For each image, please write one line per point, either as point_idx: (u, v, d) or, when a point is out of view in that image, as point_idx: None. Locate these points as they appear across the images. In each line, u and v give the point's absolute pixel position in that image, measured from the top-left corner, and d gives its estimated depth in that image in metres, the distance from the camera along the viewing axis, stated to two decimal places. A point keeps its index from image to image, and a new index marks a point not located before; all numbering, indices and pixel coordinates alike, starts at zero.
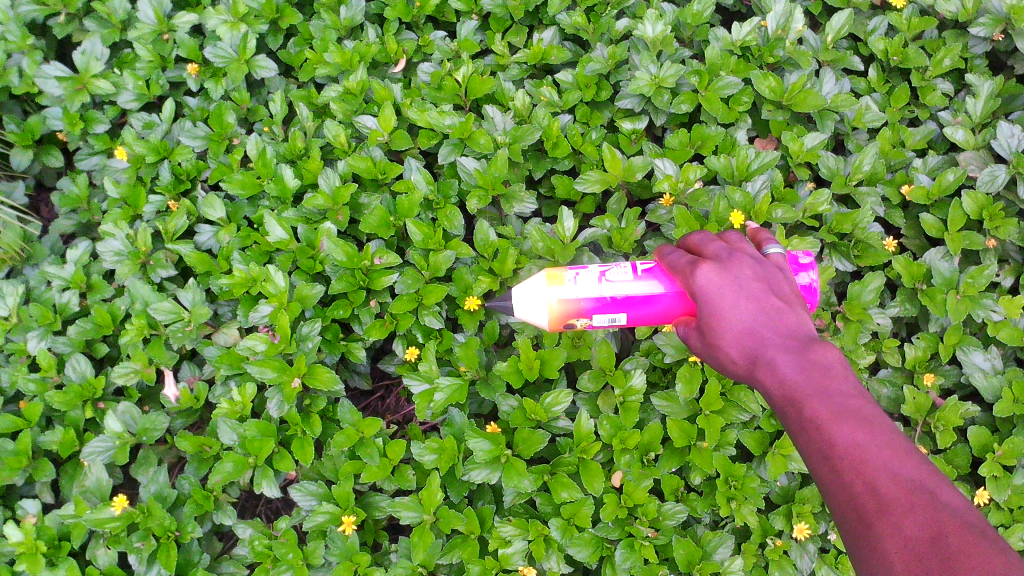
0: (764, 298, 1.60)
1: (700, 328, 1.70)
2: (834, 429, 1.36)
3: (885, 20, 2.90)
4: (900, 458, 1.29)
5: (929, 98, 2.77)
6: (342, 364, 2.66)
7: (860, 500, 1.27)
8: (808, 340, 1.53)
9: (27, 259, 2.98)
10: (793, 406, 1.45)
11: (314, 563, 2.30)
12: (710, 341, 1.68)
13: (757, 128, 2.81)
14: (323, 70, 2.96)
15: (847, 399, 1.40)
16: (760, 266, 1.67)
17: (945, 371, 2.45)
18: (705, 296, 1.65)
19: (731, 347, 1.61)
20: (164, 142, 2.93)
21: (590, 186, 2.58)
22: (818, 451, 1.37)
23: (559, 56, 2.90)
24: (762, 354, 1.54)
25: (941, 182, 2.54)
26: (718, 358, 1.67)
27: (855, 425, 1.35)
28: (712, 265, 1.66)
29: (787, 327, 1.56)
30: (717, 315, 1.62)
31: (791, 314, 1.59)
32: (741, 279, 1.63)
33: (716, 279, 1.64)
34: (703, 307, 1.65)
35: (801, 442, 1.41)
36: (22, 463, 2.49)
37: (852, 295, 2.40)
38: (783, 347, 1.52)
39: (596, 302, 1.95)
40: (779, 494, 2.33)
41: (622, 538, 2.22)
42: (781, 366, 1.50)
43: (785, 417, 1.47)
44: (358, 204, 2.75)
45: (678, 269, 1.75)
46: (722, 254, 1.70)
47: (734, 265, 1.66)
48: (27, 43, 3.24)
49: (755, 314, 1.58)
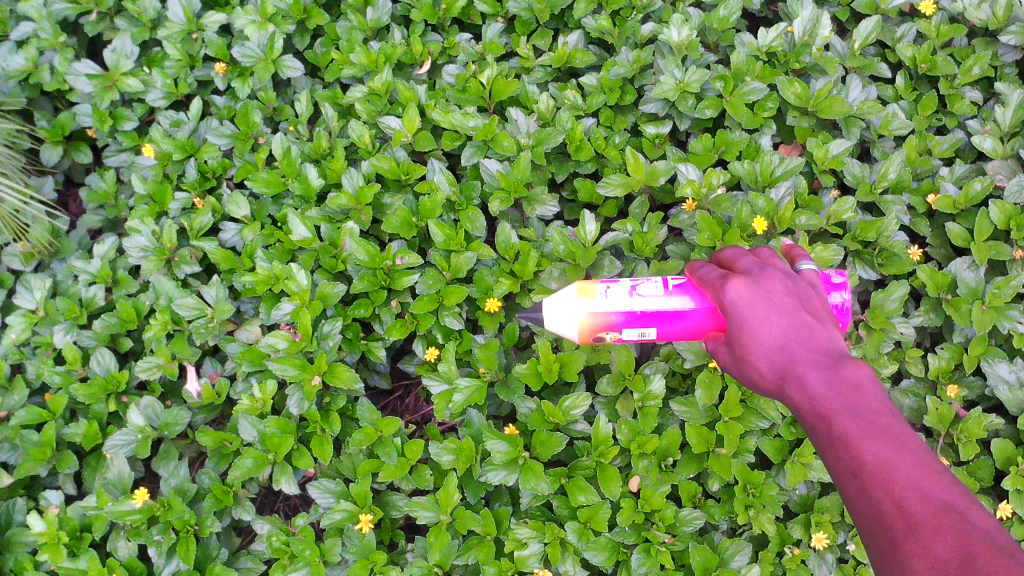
0: (796, 314, 1.59)
1: (730, 342, 1.69)
2: (863, 446, 1.34)
3: (914, 27, 2.88)
4: (930, 476, 1.27)
5: (957, 106, 2.76)
6: (362, 364, 2.67)
7: (887, 517, 1.25)
8: (838, 357, 1.52)
9: (55, 254, 3.02)
10: (821, 422, 1.44)
11: (330, 560, 2.31)
12: (739, 355, 1.67)
13: (782, 134, 2.79)
14: (349, 71, 2.98)
15: (877, 417, 1.38)
16: (792, 282, 1.66)
17: (969, 382, 2.41)
18: (736, 310, 1.64)
19: (759, 362, 1.60)
20: (191, 140, 2.96)
21: (612, 190, 2.58)
22: (846, 468, 1.35)
23: (584, 59, 2.89)
24: (791, 369, 1.53)
25: (968, 192, 2.51)
26: (746, 372, 1.66)
27: (885, 443, 1.33)
28: (743, 280, 1.66)
29: (819, 343, 1.55)
30: (747, 329, 1.61)
31: (822, 331, 1.58)
32: (772, 294, 1.62)
33: (746, 293, 1.64)
34: (733, 321, 1.65)
35: (829, 458, 1.40)
36: (46, 455, 2.53)
37: (876, 304, 2.38)
38: (812, 362, 1.51)
39: (626, 315, 1.93)
40: (798, 504, 2.31)
41: (639, 543, 2.21)
42: (811, 382, 1.49)
43: (813, 432, 1.46)
44: (381, 204, 2.76)
45: (709, 283, 1.75)
46: (753, 268, 1.70)
47: (766, 280, 1.65)
48: (58, 41, 3.29)
49: (786, 329, 1.57)
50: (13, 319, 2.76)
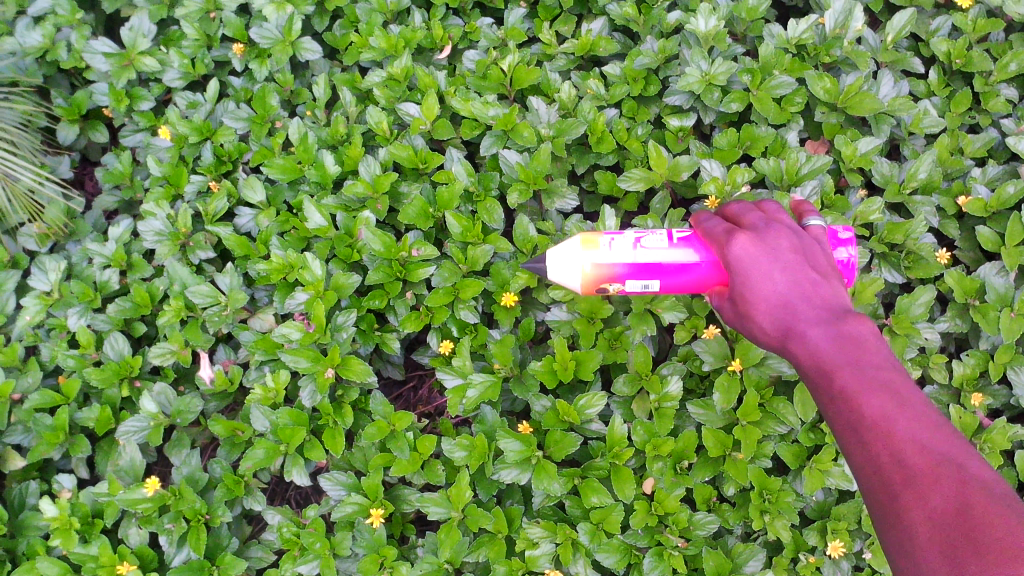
0: (800, 268, 1.55)
1: (733, 296, 1.65)
2: (864, 401, 1.31)
3: (949, 20, 2.80)
4: (930, 430, 1.25)
5: (992, 104, 2.68)
6: (376, 354, 2.65)
7: (888, 473, 1.23)
8: (841, 311, 1.48)
9: (70, 235, 3.01)
10: (823, 377, 1.40)
11: (341, 554, 2.31)
12: (742, 311, 1.63)
13: (809, 129, 2.71)
14: (368, 55, 2.94)
15: (878, 371, 1.35)
16: (797, 236, 1.62)
17: (994, 390, 2.36)
18: (739, 265, 1.60)
19: (763, 318, 1.56)
20: (207, 123, 2.93)
21: (633, 184, 2.53)
22: (847, 423, 1.33)
23: (607, 48, 2.82)
24: (794, 326, 1.49)
25: (1000, 195, 2.44)
26: (749, 327, 1.63)
27: (886, 397, 1.30)
28: (747, 234, 1.62)
29: (821, 297, 1.51)
30: (751, 285, 1.57)
31: (826, 286, 1.54)
32: (778, 251, 1.58)
33: (751, 249, 1.59)
34: (737, 277, 1.61)
35: (831, 413, 1.37)
36: (59, 439, 2.52)
37: (901, 309, 2.34)
38: (814, 318, 1.48)
39: (627, 269, 1.91)
40: (814, 510, 2.27)
41: (651, 547, 2.18)
42: (813, 336, 1.45)
43: (816, 388, 1.43)
44: (398, 192, 2.71)
45: (715, 238, 1.70)
46: (757, 222, 1.66)
47: (770, 234, 1.61)
48: (76, 17, 3.24)
49: (790, 283, 1.53)
50: (27, 301, 2.76)
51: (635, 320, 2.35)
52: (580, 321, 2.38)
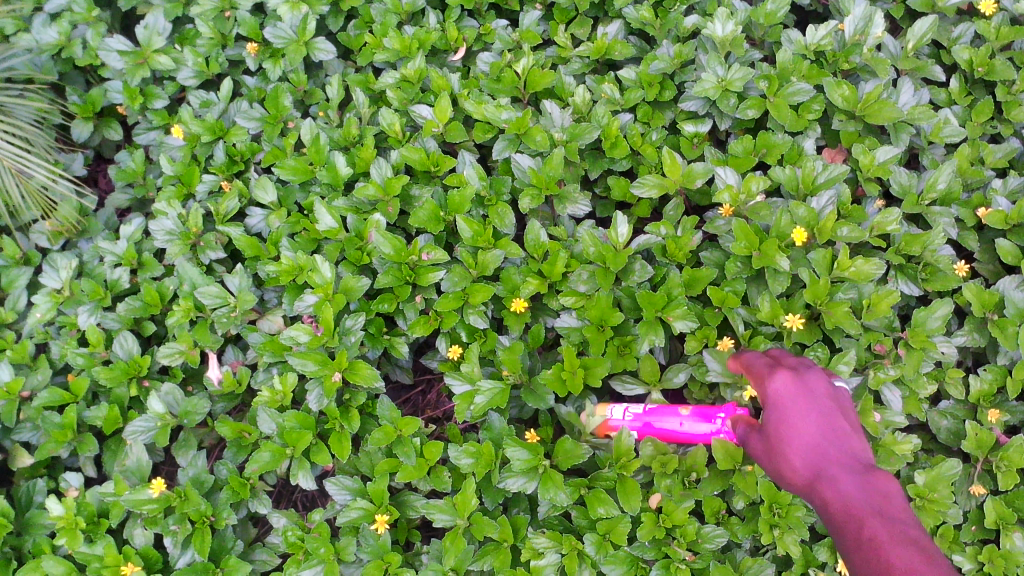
0: (833, 416, 1.61)
1: (763, 435, 1.67)
2: (892, 552, 1.31)
3: (972, 28, 2.75)
4: None
5: (1014, 113, 2.63)
6: (384, 358, 2.63)
7: None
8: (871, 470, 1.52)
9: (82, 233, 3.00)
10: (853, 523, 1.42)
11: (345, 559, 2.29)
12: (769, 447, 1.64)
13: (827, 137, 2.67)
14: (382, 56, 2.92)
15: (908, 530, 1.36)
16: (833, 387, 1.68)
17: (1011, 407, 2.32)
18: (778, 401, 1.66)
19: (794, 457, 1.58)
20: (220, 122, 2.93)
21: (647, 191, 2.50)
22: (869, 567, 1.32)
23: (623, 52, 2.79)
24: (827, 471, 1.52)
25: (1021, 207, 2.40)
26: (773, 467, 1.63)
27: (914, 550, 1.30)
28: (789, 371, 1.69)
29: (852, 450, 1.56)
30: (787, 422, 1.61)
31: (856, 439, 1.59)
32: (815, 392, 1.64)
33: (790, 388, 1.66)
34: (771, 414, 1.65)
35: (852, 557, 1.37)
36: (67, 437, 2.52)
37: (917, 321, 2.29)
38: (847, 468, 1.51)
39: (639, 413, 2.29)
40: (825, 525, 2.23)
41: (658, 560, 2.16)
42: (847, 487, 1.48)
43: (840, 537, 1.43)
44: (410, 195, 2.69)
45: (756, 372, 1.78)
46: (801, 363, 1.73)
47: (810, 377, 1.68)
48: (91, 14, 3.24)
49: (822, 427, 1.59)
50: (38, 299, 2.76)
51: (645, 328, 2.31)
52: (590, 328, 2.35)
